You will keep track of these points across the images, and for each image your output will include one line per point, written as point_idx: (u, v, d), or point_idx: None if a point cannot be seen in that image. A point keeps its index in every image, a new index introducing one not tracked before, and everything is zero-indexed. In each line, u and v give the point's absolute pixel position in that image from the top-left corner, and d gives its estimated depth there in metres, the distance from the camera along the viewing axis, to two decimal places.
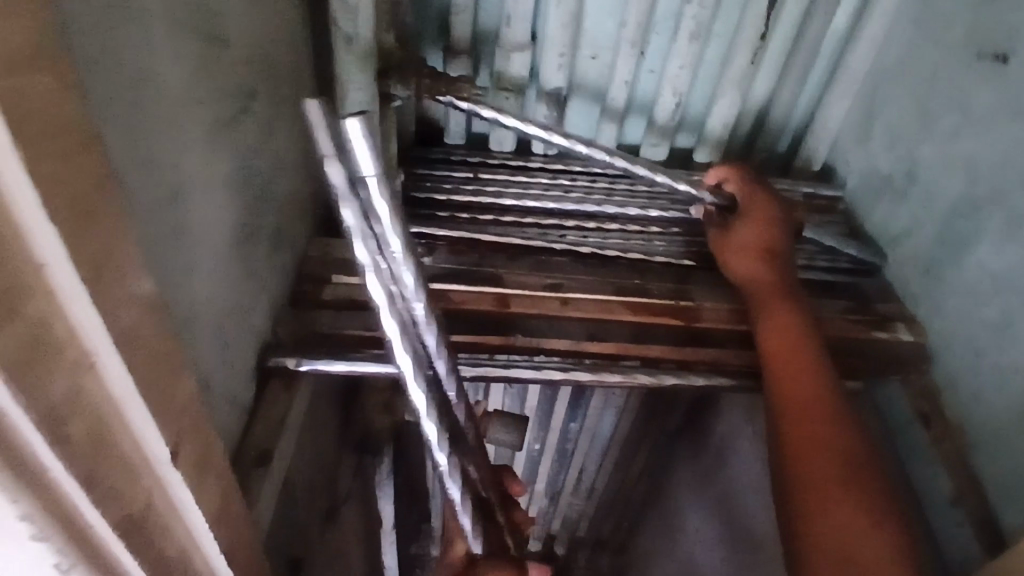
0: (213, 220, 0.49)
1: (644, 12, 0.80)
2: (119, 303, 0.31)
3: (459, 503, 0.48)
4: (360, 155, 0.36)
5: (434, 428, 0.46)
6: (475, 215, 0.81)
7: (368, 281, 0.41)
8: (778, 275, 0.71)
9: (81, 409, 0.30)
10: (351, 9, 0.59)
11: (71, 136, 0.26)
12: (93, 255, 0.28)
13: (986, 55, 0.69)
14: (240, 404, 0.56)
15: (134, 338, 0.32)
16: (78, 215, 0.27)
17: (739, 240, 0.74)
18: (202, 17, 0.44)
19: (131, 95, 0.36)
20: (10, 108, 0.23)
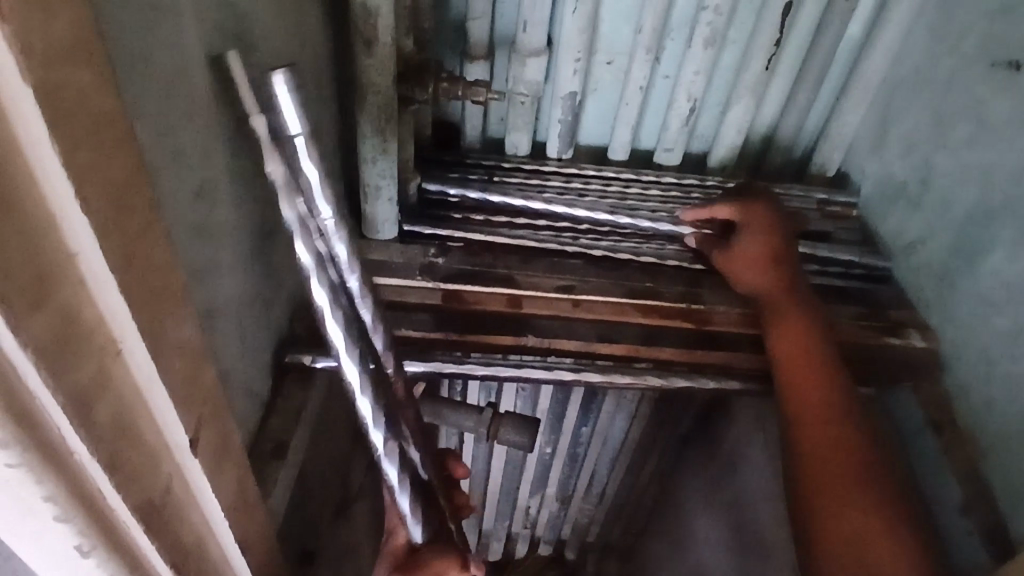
0: (236, 217, 0.50)
1: (659, 19, 0.81)
2: (147, 291, 0.32)
3: (396, 483, 0.55)
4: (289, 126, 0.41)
5: (366, 404, 0.52)
6: (490, 217, 0.82)
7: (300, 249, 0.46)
8: (789, 284, 0.70)
9: (107, 393, 0.31)
10: (371, 14, 0.60)
11: (109, 130, 0.27)
12: (124, 244, 0.29)
13: (1000, 64, 0.70)
14: (257, 397, 0.58)
15: (159, 327, 0.33)
16: (112, 207, 0.28)
17: (745, 249, 0.73)
18: (230, 20, 0.46)
19: (162, 95, 0.38)
20: (52, 103, 0.24)
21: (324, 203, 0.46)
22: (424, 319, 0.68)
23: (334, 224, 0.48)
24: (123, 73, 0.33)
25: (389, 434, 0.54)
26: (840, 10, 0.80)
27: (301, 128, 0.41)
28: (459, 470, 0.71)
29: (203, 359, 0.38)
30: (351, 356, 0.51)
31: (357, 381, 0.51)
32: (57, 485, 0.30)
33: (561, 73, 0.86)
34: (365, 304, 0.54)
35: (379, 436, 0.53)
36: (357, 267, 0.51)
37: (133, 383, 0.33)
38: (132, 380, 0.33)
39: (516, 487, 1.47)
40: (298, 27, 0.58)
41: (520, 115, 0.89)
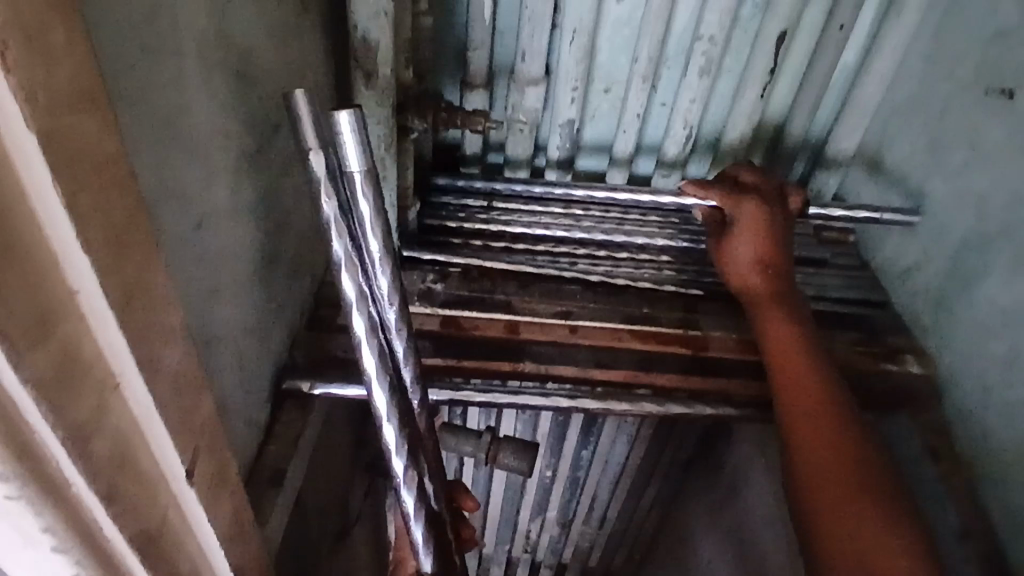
0: (237, 249, 0.51)
1: (655, 48, 0.82)
2: (144, 324, 0.32)
3: (412, 513, 0.56)
4: (348, 150, 0.43)
5: (392, 431, 0.53)
6: (488, 242, 0.83)
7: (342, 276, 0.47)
8: (779, 285, 0.72)
9: (106, 425, 0.32)
10: (371, 47, 0.61)
11: (110, 171, 0.28)
12: (124, 281, 0.30)
13: (992, 92, 0.71)
14: (256, 424, 0.58)
15: (156, 360, 0.34)
16: (114, 244, 0.29)
17: (736, 252, 0.75)
18: (234, 56, 0.47)
19: (163, 132, 0.39)
20: (57, 148, 0.25)
21: (373, 235, 0.48)
22: (423, 345, 0.69)
23: (381, 254, 0.49)
24: (123, 111, 0.35)
25: (411, 464, 0.56)
26: (833, 39, 0.82)
27: (356, 158, 0.44)
28: (467, 505, 0.69)
29: (200, 389, 0.39)
30: (381, 382, 0.52)
31: (384, 406, 0.53)
32: (56, 517, 0.31)
33: (559, 101, 0.87)
34: (399, 335, 0.54)
35: (399, 462, 0.55)
36: (398, 299, 0.52)
37: (129, 414, 0.34)
38: (128, 412, 0.33)
39: (516, 511, 1.47)
40: (300, 60, 0.59)
41: (519, 142, 0.90)
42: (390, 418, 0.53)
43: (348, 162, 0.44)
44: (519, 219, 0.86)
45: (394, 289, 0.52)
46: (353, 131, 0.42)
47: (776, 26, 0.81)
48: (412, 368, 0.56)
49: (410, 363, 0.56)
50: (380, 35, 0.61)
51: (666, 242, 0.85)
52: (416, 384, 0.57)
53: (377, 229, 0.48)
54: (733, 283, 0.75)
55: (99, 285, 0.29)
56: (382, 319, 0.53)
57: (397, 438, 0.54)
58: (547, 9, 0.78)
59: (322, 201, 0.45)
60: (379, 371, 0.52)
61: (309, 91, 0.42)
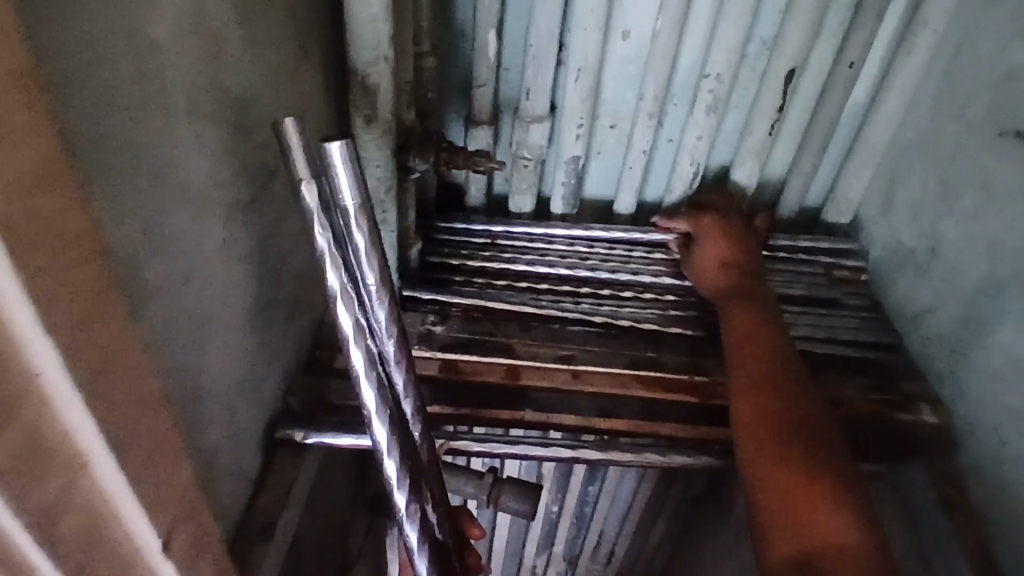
0: (230, 300, 0.50)
1: (661, 87, 0.81)
2: (111, 401, 0.31)
3: (415, 546, 0.53)
4: (340, 180, 0.43)
5: (394, 466, 0.51)
6: (491, 280, 0.82)
7: (337, 307, 0.47)
8: (744, 280, 0.78)
9: (72, 508, 0.31)
10: (371, 92, 0.61)
11: (80, 247, 0.28)
12: (91, 358, 0.29)
13: (1006, 133, 0.68)
14: (246, 475, 0.56)
15: (125, 435, 0.32)
16: (82, 322, 0.28)
17: (703, 257, 0.82)
18: (226, 105, 0.46)
19: (150, 191, 0.38)
20: (15, 232, 0.24)
21: (367, 264, 0.48)
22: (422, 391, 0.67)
23: (376, 285, 0.49)
24: (97, 174, 0.33)
25: (413, 497, 0.53)
26: (842, 77, 0.81)
27: (350, 188, 0.44)
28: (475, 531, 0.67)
29: (178, 456, 0.38)
30: (381, 416, 0.50)
31: (386, 440, 0.51)
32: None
33: (564, 138, 0.86)
34: (399, 368, 0.53)
35: (402, 497, 0.52)
36: (394, 331, 0.51)
37: (102, 495, 0.32)
38: (100, 492, 0.32)
39: (522, 546, 1.43)
40: (297, 104, 0.58)
41: (524, 178, 0.89)
42: (392, 452, 0.51)
43: (341, 194, 0.44)
44: (523, 256, 0.85)
45: (391, 322, 0.51)
46: (345, 162, 0.43)
47: (784, 65, 0.79)
48: (413, 400, 0.55)
49: (410, 396, 0.54)
50: (379, 78, 0.60)
51: (671, 281, 0.84)
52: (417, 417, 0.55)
53: (372, 260, 0.48)
54: (704, 284, 0.80)
55: (67, 370, 0.28)
56: (381, 352, 0.51)
57: (398, 471, 0.52)
58: (552, 47, 0.77)
59: (315, 233, 0.44)
60: (378, 405, 0.50)
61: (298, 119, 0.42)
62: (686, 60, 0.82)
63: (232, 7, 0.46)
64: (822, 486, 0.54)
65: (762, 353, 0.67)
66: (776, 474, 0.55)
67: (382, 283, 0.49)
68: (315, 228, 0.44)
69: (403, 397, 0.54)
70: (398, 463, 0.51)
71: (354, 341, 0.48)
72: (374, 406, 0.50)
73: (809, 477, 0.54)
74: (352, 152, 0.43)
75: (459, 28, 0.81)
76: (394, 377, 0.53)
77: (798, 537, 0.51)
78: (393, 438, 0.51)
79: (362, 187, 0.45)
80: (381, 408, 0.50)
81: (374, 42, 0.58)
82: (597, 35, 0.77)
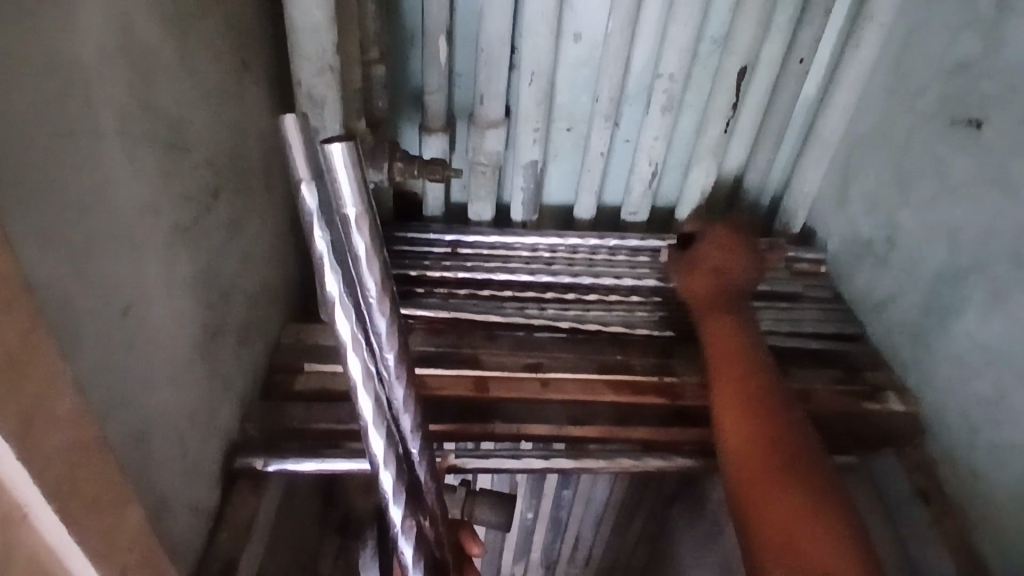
0: (176, 330, 0.47)
1: (616, 88, 0.81)
2: (42, 445, 0.30)
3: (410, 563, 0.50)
4: (342, 183, 0.40)
5: (390, 478, 0.48)
6: (453, 290, 0.80)
7: (335, 315, 0.44)
8: (728, 291, 0.75)
9: (12, 560, 0.31)
10: (318, 103, 0.60)
11: (6, 300, 0.28)
12: (16, 408, 0.28)
13: (959, 122, 0.70)
14: (203, 513, 0.53)
15: (71, 484, 0.32)
16: (12, 375, 0.28)
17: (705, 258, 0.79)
18: (161, 125, 0.44)
19: (74, 231, 0.36)
20: None
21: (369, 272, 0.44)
22: None
23: (379, 297, 0.46)
24: (5, 213, 0.31)
25: (408, 512, 0.50)
26: (794, 72, 0.81)
27: (353, 194, 0.41)
28: None
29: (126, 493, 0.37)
30: (378, 429, 0.48)
31: (382, 453, 0.48)
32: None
33: (520, 144, 0.85)
34: (399, 383, 0.49)
35: (398, 511, 0.49)
36: (396, 343, 0.48)
37: (45, 543, 0.32)
38: (42, 539, 0.32)
39: (499, 554, 1.42)
40: (240, 120, 0.56)
41: (482, 185, 0.88)
42: (388, 464, 0.48)
43: (342, 199, 0.41)
44: (486, 265, 0.84)
45: (393, 334, 0.47)
46: (348, 165, 0.40)
47: (736, 62, 0.80)
48: (411, 414, 0.51)
49: (409, 410, 0.51)
50: (323, 89, 0.59)
51: (634, 281, 0.83)
52: (415, 433, 0.51)
53: (374, 267, 0.44)
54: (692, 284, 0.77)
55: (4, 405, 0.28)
56: (380, 367, 0.48)
57: (396, 484, 0.49)
58: (504, 51, 0.76)
59: (315, 235, 0.42)
60: (375, 416, 0.47)
61: (300, 115, 0.39)
62: (639, 61, 0.82)
63: (163, 20, 0.44)
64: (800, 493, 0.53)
65: (734, 361, 0.66)
66: (751, 483, 0.55)
67: (384, 292, 0.45)
68: (312, 231, 0.42)
69: (403, 412, 0.50)
70: (394, 476, 0.49)
71: (350, 351, 0.45)
72: (371, 418, 0.47)
73: (786, 485, 0.54)
74: (355, 154, 0.40)
75: (410, 34, 0.79)
76: (393, 392, 0.50)
77: (779, 544, 0.50)
78: (389, 450, 0.48)
79: (364, 191, 0.41)
80: (378, 422, 0.47)
81: (316, 53, 0.57)
82: (549, 39, 0.76)
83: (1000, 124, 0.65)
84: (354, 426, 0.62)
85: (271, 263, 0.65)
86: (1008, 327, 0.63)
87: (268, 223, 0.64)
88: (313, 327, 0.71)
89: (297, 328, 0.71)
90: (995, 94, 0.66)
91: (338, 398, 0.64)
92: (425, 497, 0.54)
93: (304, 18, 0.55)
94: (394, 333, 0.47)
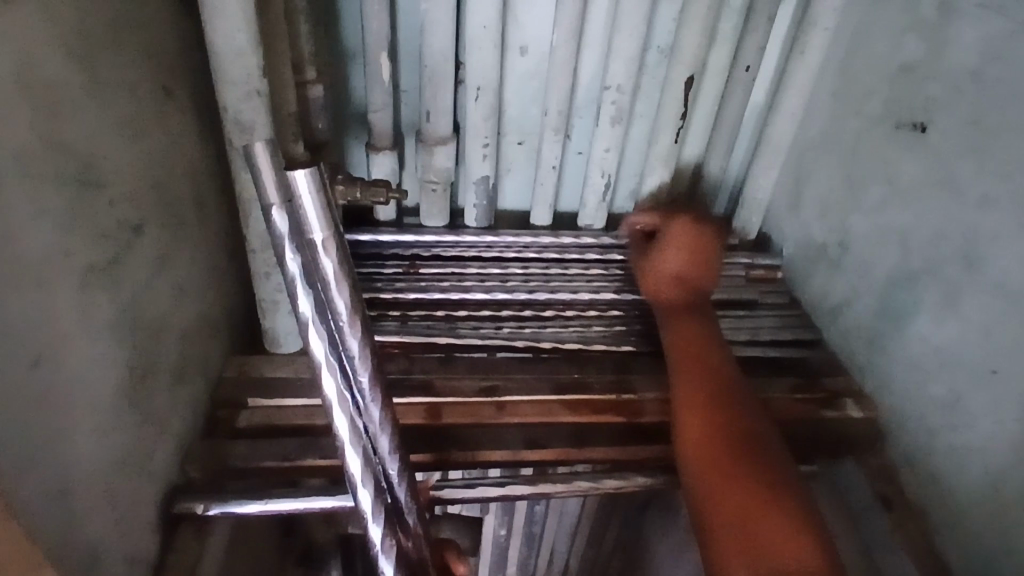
0: (97, 375, 0.45)
1: (564, 101, 0.80)
2: None
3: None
4: (307, 209, 0.41)
5: (368, 497, 0.46)
6: (406, 311, 0.78)
7: (309, 333, 0.43)
8: (691, 296, 0.76)
9: None
10: (246, 127, 0.57)
11: None
12: None
13: (904, 125, 0.70)
14: (140, 562, 0.51)
15: None
16: None
17: (664, 259, 0.80)
18: (70, 161, 0.41)
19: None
20: None
21: (339, 294, 0.44)
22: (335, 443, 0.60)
23: (351, 318, 0.44)
24: None
25: (389, 531, 0.46)
26: (741, 80, 0.82)
27: (317, 216, 0.41)
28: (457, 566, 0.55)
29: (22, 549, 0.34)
30: (355, 448, 0.45)
31: (360, 472, 0.45)
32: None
33: (471, 159, 0.83)
34: (374, 404, 0.47)
35: (378, 529, 0.46)
36: (371, 363, 0.46)
37: None
38: None
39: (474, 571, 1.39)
40: (164, 149, 0.53)
41: (433, 202, 0.86)
42: (366, 482, 0.46)
43: (308, 222, 0.41)
44: (441, 283, 0.81)
45: (366, 353, 0.46)
46: (310, 188, 0.40)
47: (682, 72, 0.79)
48: (390, 435, 0.48)
49: (387, 431, 0.48)
50: (252, 115, 0.56)
51: (590, 295, 0.82)
52: (393, 455, 0.48)
53: (343, 288, 0.44)
54: (666, 294, 0.76)
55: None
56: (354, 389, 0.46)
57: (375, 505, 0.46)
58: (448, 67, 0.75)
59: (288, 258, 0.42)
60: (353, 436, 0.45)
61: (269, 143, 0.40)
62: (588, 72, 0.82)
63: (66, 53, 0.41)
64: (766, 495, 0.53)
65: (702, 360, 0.67)
66: (721, 491, 0.54)
67: (354, 313, 0.44)
68: (284, 253, 0.42)
69: (379, 433, 0.48)
70: (373, 494, 0.46)
71: (325, 370, 0.44)
72: (347, 436, 0.45)
73: (750, 492, 0.53)
74: (320, 179, 0.41)
75: (350, 52, 0.78)
76: (368, 414, 0.47)
77: (743, 549, 0.50)
78: (367, 468, 0.46)
79: (331, 215, 0.42)
80: (355, 442, 0.45)
81: (242, 78, 0.54)
82: (493, 53, 0.75)
83: (945, 126, 0.65)
84: (302, 461, 0.59)
85: (210, 294, 0.63)
86: (960, 329, 0.63)
87: (204, 253, 0.61)
88: (258, 359, 0.68)
89: (241, 360, 0.68)
90: (938, 98, 0.66)
91: (286, 432, 0.62)
92: (406, 518, 0.49)
93: (228, 41, 0.53)
94: (367, 354, 0.45)
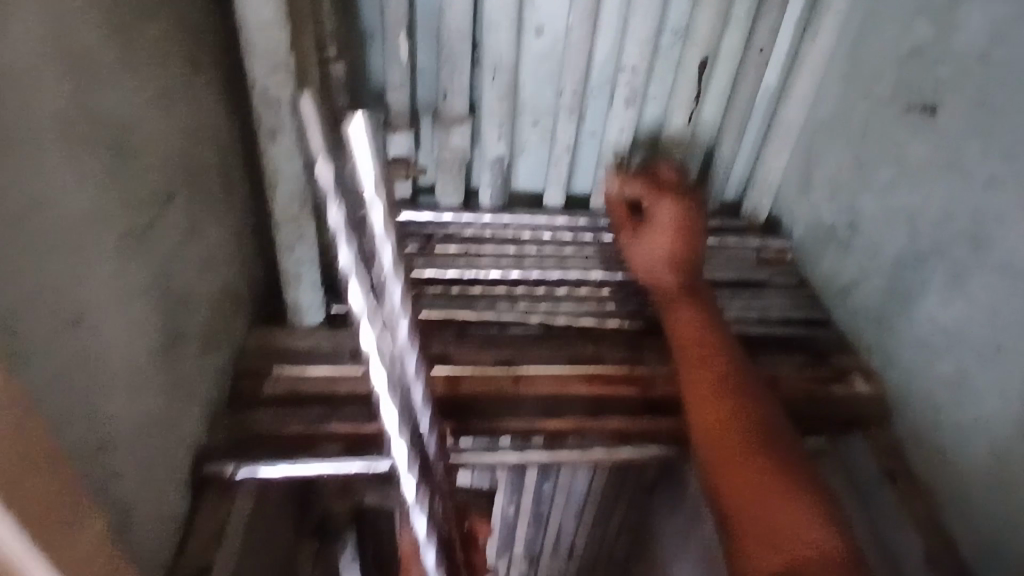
0: (132, 337, 0.46)
1: (579, 82, 0.81)
2: None
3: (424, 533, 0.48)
4: (360, 155, 0.39)
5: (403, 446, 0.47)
6: (422, 288, 0.79)
7: (350, 282, 0.43)
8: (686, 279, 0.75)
9: None
10: (272, 103, 0.58)
11: None
12: None
13: (913, 107, 0.71)
14: (171, 522, 0.53)
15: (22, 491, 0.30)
16: None
17: (652, 244, 0.78)
18: (105, 129, 0.43)
19: (1, 221, 0.33)
20: None
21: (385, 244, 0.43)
22: (356, 411, 0.63)
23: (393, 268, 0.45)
24: None
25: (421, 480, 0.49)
26: (754, 61, 0.82)
27: (371, 163, 0.40)
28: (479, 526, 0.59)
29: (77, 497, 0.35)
30: (392, 397, 0.46)
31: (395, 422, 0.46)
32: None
33: (486, 139, 0.85)
34: (412, 354, 0.48)
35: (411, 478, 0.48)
36: (410, 312, 0.46)
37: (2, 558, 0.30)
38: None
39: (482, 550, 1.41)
40: (191, 122, 0.55)
41: (448, 181, 0.87)
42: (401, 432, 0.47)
43: (360, 169, 0.40)
44: (457, 261, 0.83)
45: (406, 304, 0.46)
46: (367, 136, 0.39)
47: (697, 53, 0.81)
48: (422, 385, 0.49)
49: (421, 380, 0.49)
50: (278, 89, 0.57)
51: (602, 275, 0.83)
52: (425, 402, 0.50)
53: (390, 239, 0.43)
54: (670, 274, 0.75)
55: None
56: (392, 338, 0.46)
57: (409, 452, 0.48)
58: (465, 47, 0.76)
59: (332, 203, 0.42)
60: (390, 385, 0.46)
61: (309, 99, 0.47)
62: (601, 53, 0.82)
63: (102, 25, 0.42)
64: (779, 478, 0.54)
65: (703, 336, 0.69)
66: (746, 488, 0.55)
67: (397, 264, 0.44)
68: (330, 198, 0.42)
69: (413, 383, 0.49)
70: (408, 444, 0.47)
71: (365, 320, 0.44)
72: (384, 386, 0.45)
73: (775, 490, 0.54)
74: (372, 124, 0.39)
75: (368, 33, 0.79)
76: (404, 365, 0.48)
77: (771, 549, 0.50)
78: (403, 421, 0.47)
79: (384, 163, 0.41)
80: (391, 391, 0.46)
81: (267, 52, 0.56)
82: (509, 34, 0.76)
83: (955, 108, 0.66)
84: (326, 427, 0.61)
85: (234, 267, 0.64)
86: (967, 307, 0.64)
87: (229, 225, 0.63)
88: (281, 332, 0.70)
89: (264, 332, 0.70)
90: (947, 79, 0.67)
91: (308, 401, 0.63)
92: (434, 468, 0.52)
93: (255, 17, 0.54)
94: (407, 305, 0.46)
